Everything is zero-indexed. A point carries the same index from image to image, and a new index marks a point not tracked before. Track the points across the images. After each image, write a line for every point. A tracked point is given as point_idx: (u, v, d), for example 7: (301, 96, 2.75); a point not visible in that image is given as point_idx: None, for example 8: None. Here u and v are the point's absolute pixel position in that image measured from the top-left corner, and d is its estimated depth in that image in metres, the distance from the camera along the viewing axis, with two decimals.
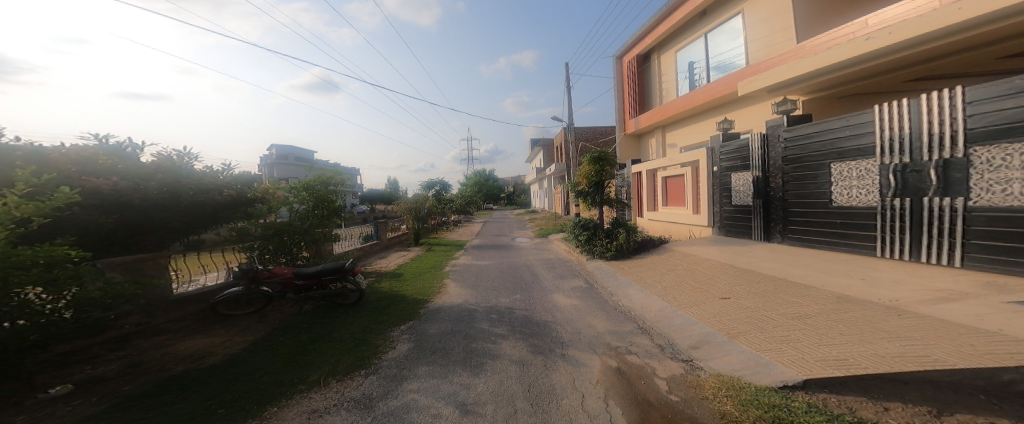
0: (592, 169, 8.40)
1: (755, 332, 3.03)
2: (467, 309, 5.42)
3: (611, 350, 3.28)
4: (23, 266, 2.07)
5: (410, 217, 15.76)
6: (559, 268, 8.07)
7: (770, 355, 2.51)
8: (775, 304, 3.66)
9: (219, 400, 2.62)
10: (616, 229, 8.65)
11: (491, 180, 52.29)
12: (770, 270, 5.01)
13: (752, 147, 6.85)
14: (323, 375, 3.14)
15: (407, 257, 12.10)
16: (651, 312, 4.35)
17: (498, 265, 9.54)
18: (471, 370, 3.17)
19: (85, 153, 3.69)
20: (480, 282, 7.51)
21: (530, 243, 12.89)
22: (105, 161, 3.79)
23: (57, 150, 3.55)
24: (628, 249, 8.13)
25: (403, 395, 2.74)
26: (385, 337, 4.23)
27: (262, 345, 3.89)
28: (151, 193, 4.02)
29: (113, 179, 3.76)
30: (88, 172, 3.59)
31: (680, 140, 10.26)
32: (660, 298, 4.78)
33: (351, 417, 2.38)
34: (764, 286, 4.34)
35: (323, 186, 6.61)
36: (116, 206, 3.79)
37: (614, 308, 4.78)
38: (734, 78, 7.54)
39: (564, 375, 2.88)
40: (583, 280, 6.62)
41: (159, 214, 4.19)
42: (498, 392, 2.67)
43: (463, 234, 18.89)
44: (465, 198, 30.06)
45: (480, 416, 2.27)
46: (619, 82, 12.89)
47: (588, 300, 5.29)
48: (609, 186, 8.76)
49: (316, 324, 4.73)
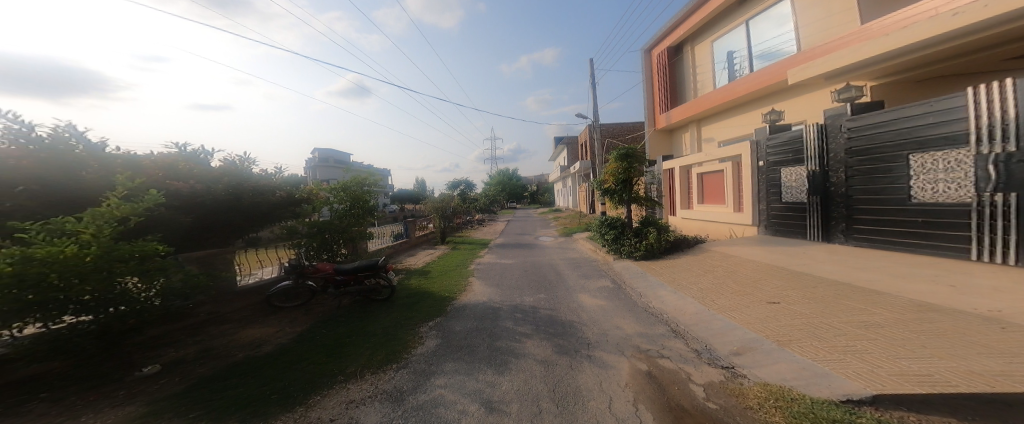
0: (620, 166, 8.17)
1: (811, 341, 2.82)
2: (492, 307, 5.46)
3: (641, 353, 3.18)
4: (124, 259, 2.45)
5: (435, 216, 16.18)
6: (584, 267, 7.94)
7: (830, 366, 2.33)
8: (833, 311, 3.41)
9: (274, 386, 2.82)
10: (645, 228, 8.36)
11: (514, 179, 52.48)
12: (828, 273, 4.66)
13: (808, 139, 6.39)
14: (361, 367, 3.30)
15: (433, 255, 12.41)
16: (685, 315, 4.18)
17: (521, 263, 9.56)
18: (496, 369, 3.18)
19: (168, 159, 4.09)
20: (503, 280, 7.57)
21: (554, 242, 12.79)
22: (184, 166, 4.19)
23: (148, 157, 3.95)
24: (659, 248, 7.85)
25: (432, 390, 2.80)
26: (415, 333, 4.35)
27: (307, 338, 4.13)
28: (218, 194, 4.39)
29: (190, 183, 4.14)
30: (171, 175, 3.97)
31: (719, 134, 9.77)
32: (694, 301, 4.58)
33: (387, 409, 2.46)
34: (819, 291, 4.04)
35: (358, 186, 6.91)
36: (190, 206, 4.15)
37: (644, 309, 4.63)
38: (784, 65, 7.04)
39: (591, 376, 2.83)
40: (610, 280, 6.47)
41: (225, 213, 4.56)
42: (524, 391, 2.66)
43: (487, 233, 19.12)
44: (488, 196, 30.31)
45: (505, 414, 2.28)
46: (648, 76, 12.47)
47: (614, 301, 5.17)
48: (637, 183, 8.50)
49: (351, 319, 4.96)
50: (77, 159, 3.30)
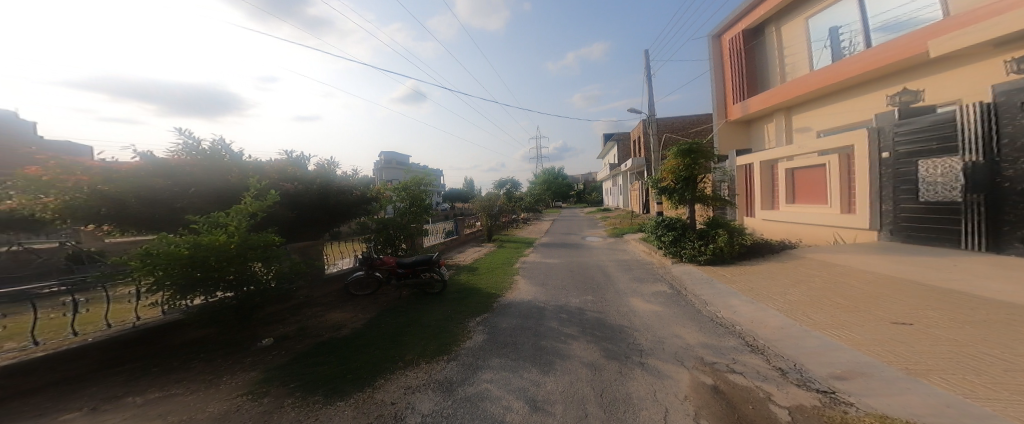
0: (679, 163, 7.59)
1: (962, 374, 2.35)
2: (537, 306, 5.43)
3: (706, 365, 2.93)
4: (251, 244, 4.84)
5: (482, 214, 16.65)
6: (635, 270, 7.56)
7: (992, 408, 1.91)
8: (1004, 340, 2.83)
9: (346, 368, 3.10)
10: (711, 231, 7.69)
11: (559, 177, 52.01)
12: (998, 294, 3.93)
13: (964, 123, 6.50)
14: (421, 356, 3.47)
15: (480, 252, 12.77)
16: (766, 329, 3.75)
17: (566, 263, 9.42)
18: (541, 368, 3.15)
19: (284, 165, 6.31)
20: (548, 279, 7.51)
21: (603, 242, 12.38)
22: (290, 168, 6.46)
23: (273, 165, 6.26)
24: (729, 253, 7.17)
25: (478, 383, 2.86)
26: (465, 327, 4.49)
27: (373, 326, 4.47)
28: (309, 193, 6.69)
29: (295, 184, 6.48)
30: (282, 178, 6.29)
31: (818, 124, 10.43)
32: (777, 315, 4.10)
33: (438, 399, 2.60)
34: (979, 317, 3.40)
35: (416, 186, 8.66)
36: (291, 203, 6.48)
37: (710, 319, 4.26)
38: (921, 36, 7.11)
39: (644, 385, 2.66)
40: (667, 285, 6.07)
41: (310, 207, 6.86)
42: (570, 393, 2.60)
43: (532, 232, 19.19)
44: (534, 195, 30.34)
45: (550, 414, 2.24)
46: (718, 65, 13.78)
47: (673, 307, 4.82)
48: (702, 181, 7.87)
49: (408, 310, 5.27)
50: (224, 166, 5.74)
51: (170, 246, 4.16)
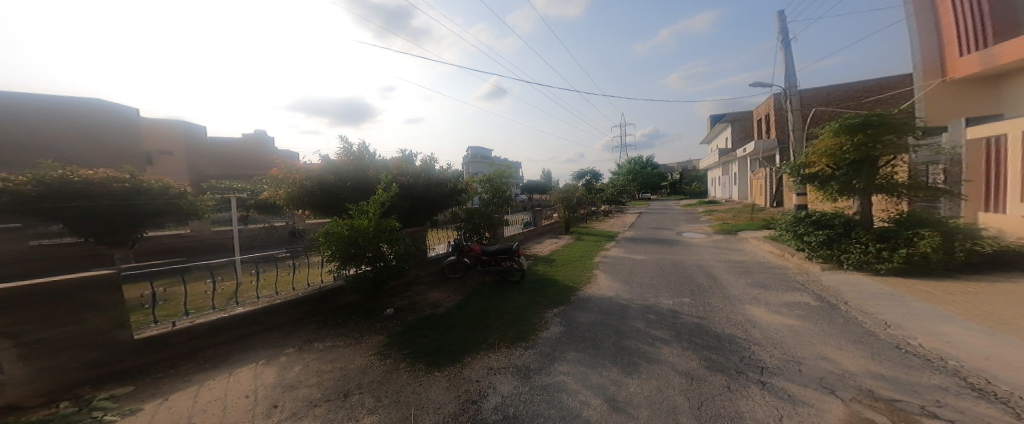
0: (842, 143, 6.12)
1: None
2: (619, 304, 5.06)
3: (865, 398, 2.27)
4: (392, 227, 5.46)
5: (560, 206, 16.33)
6: (746, 274, 6.43)
7: None
8: None
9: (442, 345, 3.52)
10: (907, 232, 5.77)
11: (648, 167, 47.78)
12: None
13: None
14: (504, 341, 3.71)
15: (557, 244, 12.58)
16: (992, 364, 2.70)
17: (656, 261, 8.57)
18: (624, 368, 2.91)
19: (402, 161, 7.13)
20: (634, 277, 6.93)
21: (702, 240, 10.86)
22: (407, 163, 7.18)
23: (395, 160, 7.12)
24: (942, 263, 5.14)
25: (554, 374, 2.84)
26: (543, 316, 4.55)
27: (465, 308, 4.89)
28: (422, 183, 7.28)
29: (410, 177, 7.18)
30: (401, 171, 7.06)
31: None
32: (1001, 347, 2.92)
33: (517, 382, 2.74)
34: None
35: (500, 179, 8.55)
36: (409, 195, 7.07)
37: (866, 341, 3.31)
38: None
39: (763, 407, 2.20)
40: (796, 295, 4.98)
41: (423, 195, 7.45)
42: (660, 399, 2.32)
43: (614, 226, 18.08)
44: (618, 188, 28.59)
45: (633, 418, 2.05)
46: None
47: (811, 322, 3.91)
48: (887, 165, 6.09)
49: (494, 295, 5.56)
50: (364, 165, 6.88)
51: (335, 227, 4.79)
